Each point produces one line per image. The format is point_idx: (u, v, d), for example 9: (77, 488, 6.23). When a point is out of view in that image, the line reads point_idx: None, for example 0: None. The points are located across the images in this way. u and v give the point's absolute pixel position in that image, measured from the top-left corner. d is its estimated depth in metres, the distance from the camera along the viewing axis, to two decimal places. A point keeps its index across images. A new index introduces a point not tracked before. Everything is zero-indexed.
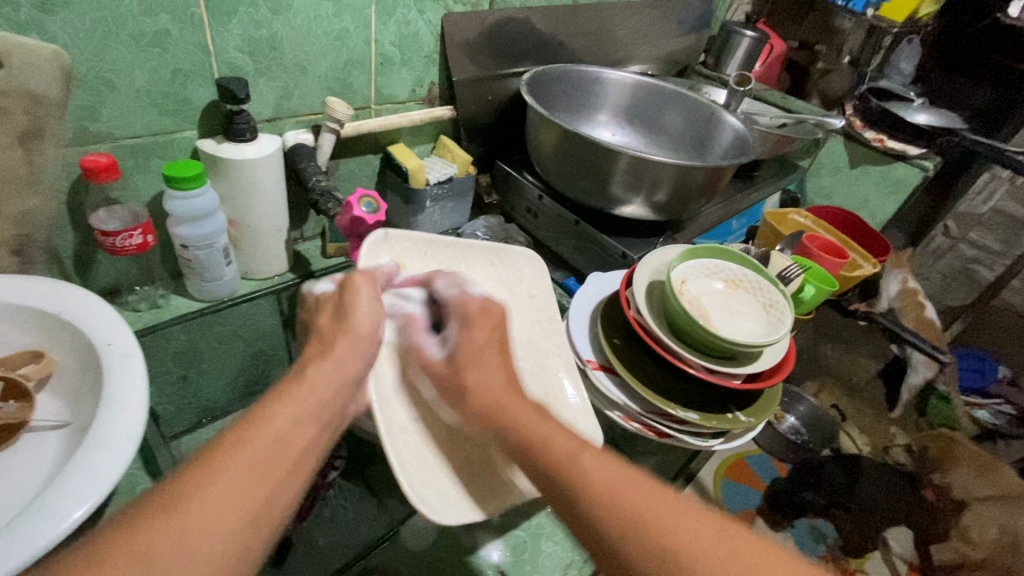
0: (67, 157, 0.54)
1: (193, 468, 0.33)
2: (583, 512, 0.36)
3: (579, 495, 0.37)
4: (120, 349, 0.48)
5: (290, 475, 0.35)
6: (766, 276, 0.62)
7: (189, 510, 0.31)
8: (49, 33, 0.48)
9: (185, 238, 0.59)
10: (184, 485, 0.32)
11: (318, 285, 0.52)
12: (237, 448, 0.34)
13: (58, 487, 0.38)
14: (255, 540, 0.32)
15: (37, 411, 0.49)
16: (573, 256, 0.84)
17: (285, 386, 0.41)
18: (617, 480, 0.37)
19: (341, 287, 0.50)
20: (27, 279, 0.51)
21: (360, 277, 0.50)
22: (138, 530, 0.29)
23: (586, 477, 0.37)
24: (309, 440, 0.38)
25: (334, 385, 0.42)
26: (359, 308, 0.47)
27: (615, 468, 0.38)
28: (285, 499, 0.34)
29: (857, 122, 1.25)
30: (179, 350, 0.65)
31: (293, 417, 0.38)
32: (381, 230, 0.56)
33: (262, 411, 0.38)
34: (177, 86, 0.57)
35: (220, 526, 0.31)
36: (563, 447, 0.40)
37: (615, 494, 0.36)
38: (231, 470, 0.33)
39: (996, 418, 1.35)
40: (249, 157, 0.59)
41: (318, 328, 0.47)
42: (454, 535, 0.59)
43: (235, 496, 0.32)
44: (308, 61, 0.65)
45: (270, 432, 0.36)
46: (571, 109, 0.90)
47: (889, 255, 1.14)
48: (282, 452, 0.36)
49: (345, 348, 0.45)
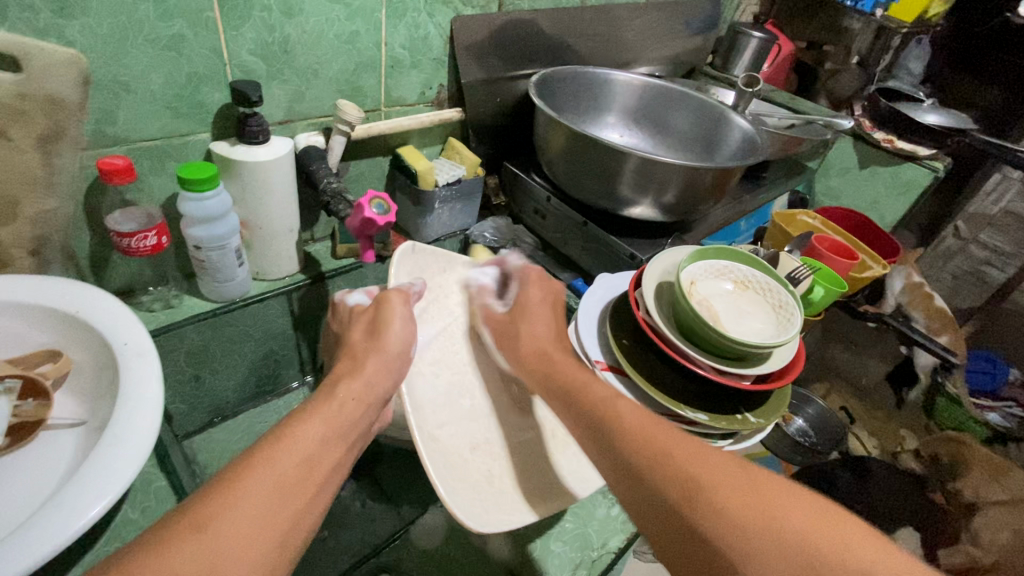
0: (84, 160, 0.55)
1: (223, 484, 0.33)
2: (613, 446, 0.41)
3: (612, 433, 0.41)
4: (136, 349, 0.49)
5: (315, 497, 0.36)
6: (775, 277, 0.62)
7: (221, 526, 0.31)
8: (67, 38, 0.49)
9: (198, 239, 0.60)
10: (214, 501, 0.32)
11: (351, 297, 0.57)
12: (265, 467, 0.35)
13: (75, 484, 0.39)
14: (281, 560, 0.32)
15: (54, 410, 0.50)
16: (581, 257, 0.84)
17: (311, 405, 0.41)
18: (644, 422, 0.41)
19: (377, 302, 0.52)
20: (45, 280, 0.52)
21: (394, 296, 0.52)
22: (168, 547, 0.29)
23: (620, 417, 0.42)
24: (334, 463, 0.38)
25: (360, 408, 0.43)
26: (391, 327, 0.49)
27: (643, 413, 0.42)
28: (309, 521, 0.35)
29: (866, 123, 1.24)
30: (192, 350, 0.66)
31: (321, 437, 0.39)
32: (410, 243, 0.56)
33: (290, 430, 0.38)
34: (191, 90, 0.58)
35: (250, 548, 0.31)
36: (599, 394, 0.46)
37: (645, 434, 0.40)
38: (261, 487, 0.33)
39: (1006, 421, 1.33)
40: (261, 159, 0.60)
41: (350, 342, 0.50)
42: (463, 535, 0.59)
43: (265, 515, 0.32)
44: (319, 64, 0.66)
45: (299, 451, 0.37)
46: (579, 110, 0.91)
47: (899, 256, 1.13)
48: (309, 472, 0.36)
49: (375, 367, 0.47)
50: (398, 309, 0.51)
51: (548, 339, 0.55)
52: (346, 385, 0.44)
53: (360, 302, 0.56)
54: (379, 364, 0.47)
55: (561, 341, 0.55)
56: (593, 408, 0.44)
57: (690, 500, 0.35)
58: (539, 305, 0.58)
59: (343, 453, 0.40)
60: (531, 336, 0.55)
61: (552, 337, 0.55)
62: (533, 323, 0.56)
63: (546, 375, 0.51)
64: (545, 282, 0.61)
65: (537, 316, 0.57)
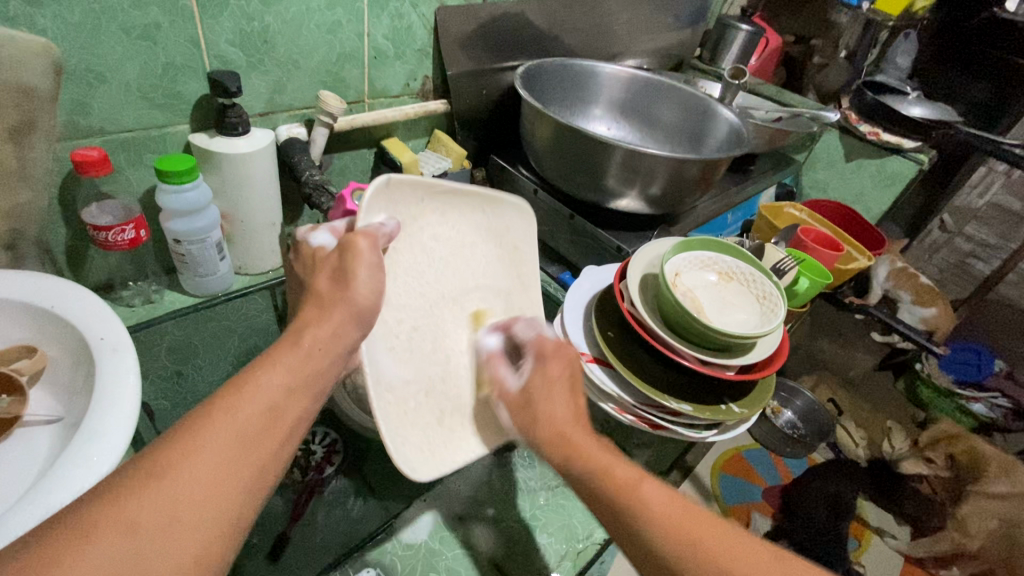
0: (57, 151, 0.54)
1: (177, 438, 0.31)
2: (641, 536, 0.38)
3: (642, 525, 0.38)
4: (112, 344, 0.48)
5: (282, 446, 0.34)
6: (759, 268, 0.62)
7: (185, 467, 0.30)
8: (38, 27, 0.48)
9: (177, 233, 0.59)
10: (172, 449, 0.30)
11: (314, 237, 0.47)
12: (224, 417, 0.33)
13: (51, 479, 0.38)
14: (247, 507, 0.32)
15: (30, 407, 0.49)
16: (568, 249, 0.84)
17: (275, 351, 0.38)
18: (675, 509, 0.38)
19: (343, 245, 0.44)
20: (22, 276, 0.51)
21: (361, 239, 0.43)
22: (123, 497, 0.28)
23: (650, 506, 0.38)
24: (301, 411, 0.36)
25: (329, 359, 0.39)
26: (359, 275, 0.43)
27: (668, 494, 0.39)
28: (275, 469, 0.34)
29: (853, 116, 1.25)
30: (174, 346, 0.65)
31: (286, 386, 0.36)
32: (384, 178, 0.45)
33: (252, 376, 0.36)
34: (168, 80, 0.57)
35: (211, 498, 0.30)
36: (623, 476, 0.40)
37: (679, 525, 0.37)
38: (222, 438, 0.32)
39: (993, 412, 1.31)
40: (241, 151, 0.59)
41: (314, 290, 0.43)
42: (446, 526, 0.59)
43: (225, 464, 0.31)
44: (300, 54, 0.65)
45: (261, 402, 0.34)
46: (567, 102, 0.90)
47: (885, 248, 1.14)
48: (274, 422, 0.34)
49: (344, 317, 0.41)
50: (365, 255, 0.43)
51: (569, 421, 0.45)
52: (312, 332, 0.40)
53: (328, 244, 0.47)
54: (348, 316, 0.42)
55: (582, 421, 0.46)
56: (616, 493, 0.40)
57: None
58: (557, 381, 0.48)
59: (310, 402, 0.37)
60: (550, 419, 0.45)
61: (571, 419, 0.45)
62: (552, 404, 0.46)
63: (563, 462, 0.43)
64: (559, 353, 0.51)
65: (551, 393, 0.47)
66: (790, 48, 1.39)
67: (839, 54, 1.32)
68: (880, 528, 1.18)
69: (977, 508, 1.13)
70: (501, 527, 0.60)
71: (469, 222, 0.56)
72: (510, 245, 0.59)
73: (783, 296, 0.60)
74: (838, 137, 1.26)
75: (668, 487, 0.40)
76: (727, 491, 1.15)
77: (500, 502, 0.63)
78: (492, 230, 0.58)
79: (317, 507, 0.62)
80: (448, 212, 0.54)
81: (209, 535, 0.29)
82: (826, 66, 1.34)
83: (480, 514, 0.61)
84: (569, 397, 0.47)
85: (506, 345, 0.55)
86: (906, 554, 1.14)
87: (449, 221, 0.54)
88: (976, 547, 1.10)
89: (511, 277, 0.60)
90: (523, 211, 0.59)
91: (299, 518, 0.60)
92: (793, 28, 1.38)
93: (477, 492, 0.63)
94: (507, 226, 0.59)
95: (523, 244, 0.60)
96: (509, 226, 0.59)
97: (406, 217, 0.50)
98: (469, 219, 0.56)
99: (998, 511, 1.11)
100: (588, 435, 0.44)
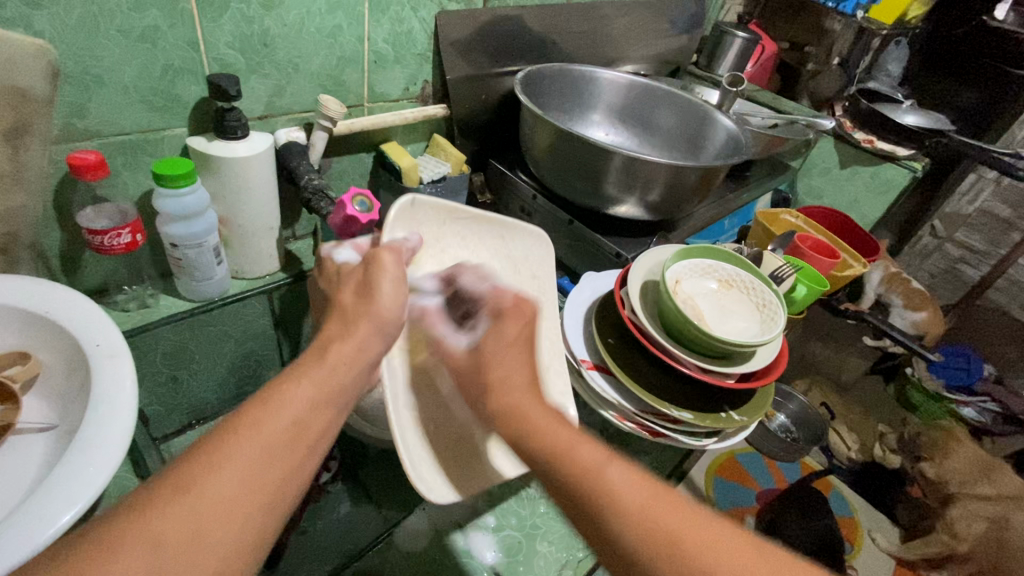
0: (53, 155, 0.53)
1: (204, 450, 0.31)
2: (604, 527, 0.35)
3: (607, 513, 0.35)
4: (109, 350, 0.47)
5: (306, 459, 0.34)
6: (759, 276, 0.63)
7: (211, 481, 0.30)
8: (35, 28, 0.47)
9: (175, 237, 0.58)
10: (196, 464, 0.30)
11: (339, 253, 0.48)
12: (251, 430, 0.32)
13: (46, 490, 0.37)
14: (269, 522, 0.31)
15: (23, 413, 0.48)
16: (566, 255, 0.85)
17: (301, 362, 0.38)
18: (642, 498, 0.35)
19: (368, 259, 0.44)
20: (14, 281, 0.50)
21: (386, 254, 0.44)
22: (146, 512, 0.28)
23: (615, 493, 0.36)
24: (327, 425, 0.36)
25: (355, 373, 0.39)
26: (383, 288, 0.42)
27: (641, 482, 0.36)
28: (301, 481, 0.33)
29: (847, 122, 1.27)
30: (169, 351, 0.64)
31: (312, 399, 0.36)
32: (410, 197, 0.49)
33: (278, 389, 0.35)
34: (166, 83, 0.56)
35: (234, 514, 0.30)
36: (586, 459, 0.37)
37: (653, 524, 0.34)
38: (248, 450, 0.31)
39: (982, 416, 1.37)
40: (239, 155, 0.59)
41: (338, 305, 0.42)
42: (448, 536, 0.59)
43: (251, 480, 0.31)
44: (300, 57, 0.64)
45: (287, 416, 0.34)
46: (565, 108, 0.90)
47: (879, 254, 1.15)
48: (298, 436, 0.34)
49: (369, 332, 0.40)
50: (390, 269, 0.43)
51: (525, 391, 0.42)
52: (337, 347, 0.39)
53: (352, 260, 0.48)
54: (372, 330, 0.41)
55: (538, 388, 0.43)
56: (578, 476, 0.37)
57: None
58: (514, 344, 0.45)
59: (335, 414, 0.37)
60: (507, 383, 0.43)
61: (527, 382, 0.43)
62: (508, 366, 0.44)
63: (514, 437, 0.40)
64: (517, 315, 0.47)
65: (504, 358, 0.44)
66: (785, 54, 1.40)
67: (832, 61, 1.32)
68: (870, 531, 1.18)
69: (965, 510, 1.17)
70: (502, 535, 0.60)
71: (489, 249, 0.58)
72: (529, 272, 0.60)
73: (783, 305, 0.60)
74: (832, 144, 1.28)
75: (635, 472, 0.37)
76: (720, 495, 1.14)
77: (500, 510, 0.62)
78: (510, 257, 0.59)
79: (315, 514, 0.61)
80: (469, 236, 0.56)
81: (230, 550, 0.29)
82: (820, 73, 1.34)
83: (479, 523, 0.61)
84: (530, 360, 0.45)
85: (450, 300, 0.52)
86: (898, 556, 1.14)
87: (469, 246, 0.56)
88: (966, 550, 1.13)
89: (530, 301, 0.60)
90: (540, 239, 0.60)
91: (295, 528, 0.58)
92: (788, 34, 1.38)
93: (477, 501, 0.63)
94: (526, 254, 0.60)
95: (540, 273, 0.61)
96: (526, 251, 0.60)
97: (429, 237, 0.53)
98: (488, 244, 0.58)
99: (987, 513, 1.15)
100: (543, 407, 0.41)
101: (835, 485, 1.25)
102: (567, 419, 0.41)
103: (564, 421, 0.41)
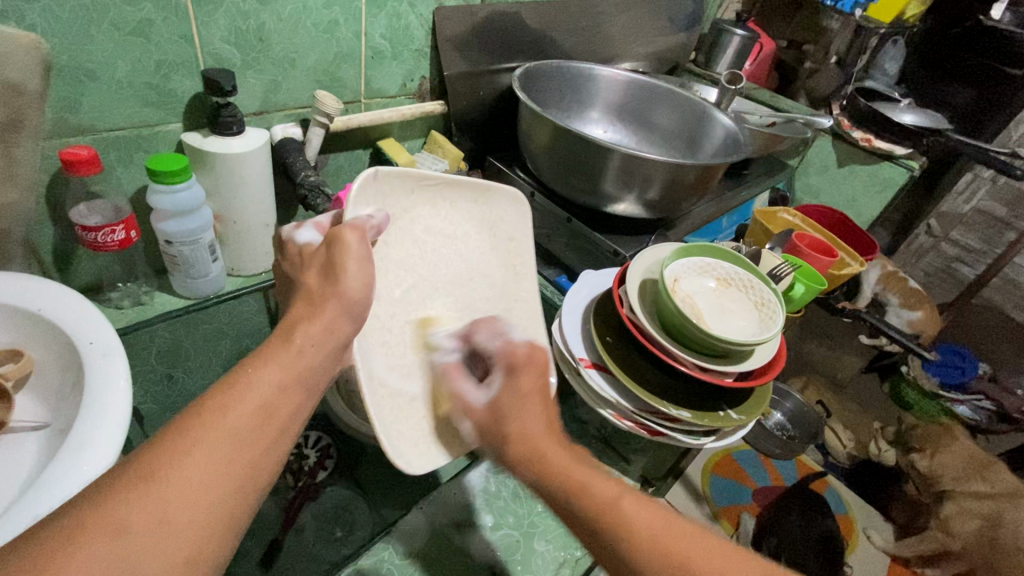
0: (46, 150, 0.52)
1: (170, 436, 0.30)
2: (621, 558, 0.37)
3: (622, 543, 0.37)
4: (102, 349, 0.46)
5: (275, 443, 0.34)
6: (757, 275, 0.63)
7: (178, 466, 0.29)
8: (27, 21, 0.46)
9: (169, 233, 0.58)
10: (163, 449, 0.30)
11: (301, 234, 0.47)
12: (218, 414, 0.32)
13: (40, 488, 0.37)
14: (240, 505, 0.31)
15: (16, 412, 0.48)
16: (564, 252, 0.84)
17: (268, 346, 0.38)
18: (654, 525, 0.37)
19: (330, 239, 0.43)
20: (7, 277, 0.49)
21: (350, 233, 0.43)
22: (110, 498, 0.27)
23: (629, 524, 0.37)
24: (295, 407, 0.36)
25: (321, 353, 0.39)
26: (347, 268, 0.42)
27: (652, 510, 0.38)
28: (271, 465, 0.33)
29: (845, 122, 1.25)
30: (164, 349, 0.64)
31: (280, 382, 0.36)
32: (371, 169, 0.45)
33: (245, 373, 0.35)
34: (161, 78, 0.56)
35: (203, 497, 0.29)
36: (602, 495, 0.39)
37: (668, 548, 0.36)
38: (215, 434, 0.31)
39: (976, 414, 1.36)
40: (234, 151, 0.58)
41: (304, 288, 0.43)
42: (446, 535, 0.59)
43: (220, 462, 0.30)
44: (296, 53, 0.64)
45: (253, 399, 0.34)
46: (564, 106, 0.90)
47: (877, 252, 1.15)
48: (267, 419, 0.34)
49: (337, 311, 0.41)
50: (353, 248, 0.43)
51: (541, 435, 0.43)
52: (304, 329, 0.39)
53: (314, 241, 0.46)
54: (340, 310, 0.41)
55: (554, 432, 0.44)
56: (596, 512, 0.38)
57: None
58: (529, 394, 0.46)
59: (302, 398, 0.37)
60: (525, 435, 0.43)
61: (542, 427, 0.44)
62: (524, 418, 0.44)
63: (537, 479, 0.41)
64: (529, 362, 0.48)
65: (521, 407, 0.45)
66: (783, 54, 1.41)
67: (830, 59, 1.31)
68: (865, 528, 1.20)
69: (959, 508, 1.14)
70: (500, 534, 0.60)
71: (463, 213, 0.55)
72: (506, 236, 0.58)
73: (781, 303, 0.61)
74: (830, 142, 1.28)
75: (646, 501, 0.39)
76: (718, 493, 1.14)
77: (497, 509, 0.62)
78: (485, 221, 0.57)
79: (311, 511, 0.61)
80: (440, 204, 0.53)
81: (199, 534, 0.28)
82: (818, 71, 1.32)
83: (478, 521, 0.60)
84: (545, 409, 0.46)
85: (466, 353, 0.52)
86: (893, 553, 1.16)
87: (441, 213, 0.54)
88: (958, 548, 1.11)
89: (507, 266, 0.58)
90: (517, 201, 0.57)
91: (291, 524, 0.59)
92: (785, 33, 1.40)
93: (474, 499, 0.63)
94: (502, 217, 0.58)
95: (517, 235, 0.58)
96: (503, 215, 0.58)
97: (397, 209, 0.50)
98: (462, 209, 0.55)
99: (982, 512, 1.11)
100: (560, 447, 0.43)
101: (831, 482, 1.27)
102: (580, 454, 0.43)
103: (575, 456, 0.42)
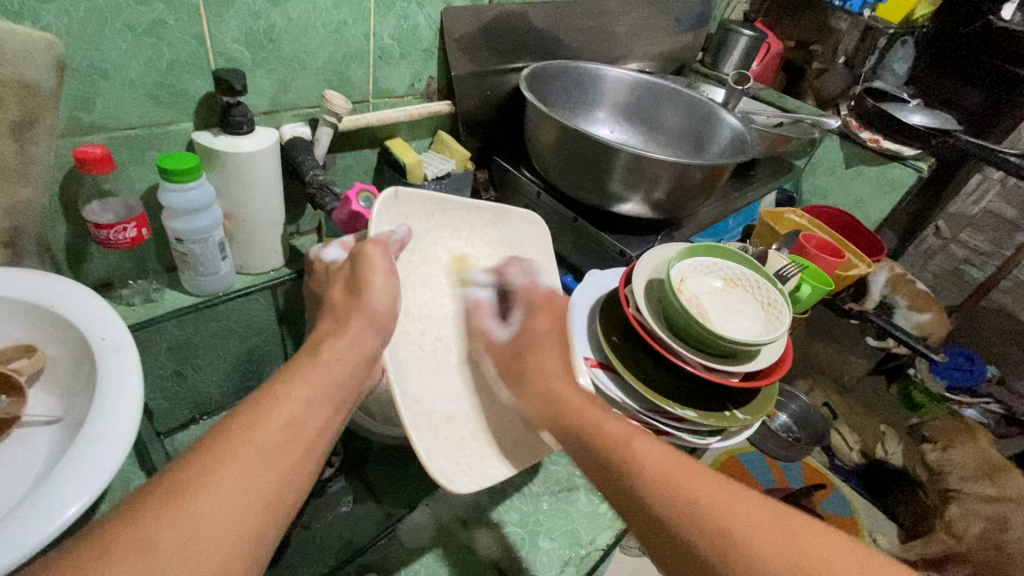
0: (59, 148, 0.53)
1: (200, 455, 0.32)
2: (635, 494, 0.39)
3: (633, 475, 0.40)
4: (114, 345, 0.47)
5: (303, 458, 0.35)
6: (765, 275, 0.62)
7: (207, 484, 0.31)
8: (42, 21, 0.47)
9: (180, 232, 0.58)
10: (193, 468, 0.31)
11: (328, 252, 0.51)
12: (245, 432, 0.34)
13: (52, 482, 0.38)
14: (269, 522, 0.32)
15: (29, 407, 0.49)
16: (571, 253, 0.85)
17: (294, 365, 0.40)
18: (667, 464, 0.40)
19: (354, 254, 0.45)
20: (26, 274, 0.50)
21: (373, 249, 0.45)
22: (144, 517, 0.29)
23: (642, 463, 0.40)
24: (322, 424, 0.38)
25: (348, 368, 0.41)
26: (373, 282, 0.44)
27: (666, 453, 0.40)
28: (299, 483, 0.35)
29: (853, 122, 1.26)
30: (174, 346, 0.64)
31: (306, 399, 0.38)
32: (392, 189, 0.47)
33: (274, 392, 0.37)
34: (173, 78, 0.56)
35: (233, 512, 0.31)
36: (614, 434, 0.42)
37: (673, 482, 0.38)
38: (244, 452, 0.33)
39: (984, 418, 1.37)
40: (245, 150, 0.59)
41: (330, 302, 0.45)
42: (451, 532, 0.59)
43: (247, 479, 0.32)
44: (306, 53, 0.64)
45: (281, 416, 0.36)
46: (571, 105, 0.90)
47: (884, 254, 1.14)
48: (294, 437, 0.35)
49: (362, 325, 0.43)
50: (378, 261, 0.45)
51: (557, 376, 0.49)
52: (330, 344, 0.42)
53: (339, 257, 0.50)
54: (366, 324, 0.43)
55: (570, 374, 0.50)
56: (610, 450, 0.42)
57: (724, 561, 0.35)
58: (546, 335, 0.52)
59: (329, 415, 0.39)
60: (541, 370, 0.50)
61: (559, 370, 0.50)
62: (542, 356, 0.51)
63: (553, 416, 0.47)
64: (550, 308, 0.55)
65: (544, 350, 0.51)
66: (791, 54, 1.40)
67: (837, 59, 1.34)
68: (872, 530, 1.17)
69: (964, 511, 1.16)
70: (504, 532, 0.60)
71: (485, 235, 0.57)
72: (526, 256, 0.60)
73: (788, 304, 0.60)
74: (838, 143, 1.27)
75: (661, 444, 0.41)
76: None
77: (502, 506, 0.63)
78: (506, 244, 0.59)
79: (318, 511, 0.60)
80: (460, 228, 0.55)
81: (229, 550, 0.30)
82: (825, 72, 1.34)
83: (482, 519, 0.61)
84: (563, 351, 0.52)
85: (497, 292, 0.57)
86: (899, 555, 1.14)
87: (461, 237, 0.56)
88: (966, 549, 1.12)
89: None
90: (536, 225, 0.60)
91: (299, 522, 0.57)
92: (793, 34, 1.38)
93: (478, 496, 0.63)
94: (523, 240, 0.60)
95: (539, 256, 0.61)
96: (522, 239, 0.60)
97: (419, 230, 0.52)
98: (483, 234, 0.57)
99: (987, 513, 1.14)
100: (575, 392, 0.48)
101: (837, 485, 1.23)
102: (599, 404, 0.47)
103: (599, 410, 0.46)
